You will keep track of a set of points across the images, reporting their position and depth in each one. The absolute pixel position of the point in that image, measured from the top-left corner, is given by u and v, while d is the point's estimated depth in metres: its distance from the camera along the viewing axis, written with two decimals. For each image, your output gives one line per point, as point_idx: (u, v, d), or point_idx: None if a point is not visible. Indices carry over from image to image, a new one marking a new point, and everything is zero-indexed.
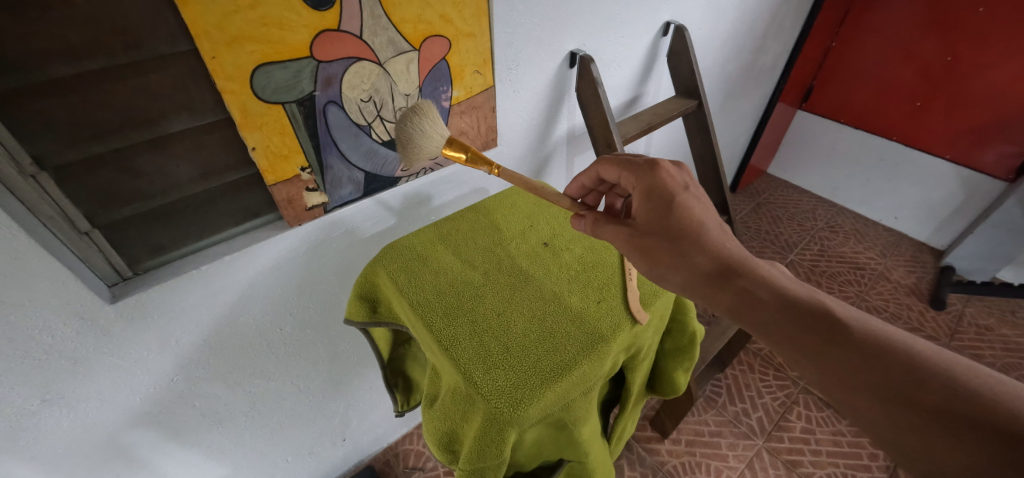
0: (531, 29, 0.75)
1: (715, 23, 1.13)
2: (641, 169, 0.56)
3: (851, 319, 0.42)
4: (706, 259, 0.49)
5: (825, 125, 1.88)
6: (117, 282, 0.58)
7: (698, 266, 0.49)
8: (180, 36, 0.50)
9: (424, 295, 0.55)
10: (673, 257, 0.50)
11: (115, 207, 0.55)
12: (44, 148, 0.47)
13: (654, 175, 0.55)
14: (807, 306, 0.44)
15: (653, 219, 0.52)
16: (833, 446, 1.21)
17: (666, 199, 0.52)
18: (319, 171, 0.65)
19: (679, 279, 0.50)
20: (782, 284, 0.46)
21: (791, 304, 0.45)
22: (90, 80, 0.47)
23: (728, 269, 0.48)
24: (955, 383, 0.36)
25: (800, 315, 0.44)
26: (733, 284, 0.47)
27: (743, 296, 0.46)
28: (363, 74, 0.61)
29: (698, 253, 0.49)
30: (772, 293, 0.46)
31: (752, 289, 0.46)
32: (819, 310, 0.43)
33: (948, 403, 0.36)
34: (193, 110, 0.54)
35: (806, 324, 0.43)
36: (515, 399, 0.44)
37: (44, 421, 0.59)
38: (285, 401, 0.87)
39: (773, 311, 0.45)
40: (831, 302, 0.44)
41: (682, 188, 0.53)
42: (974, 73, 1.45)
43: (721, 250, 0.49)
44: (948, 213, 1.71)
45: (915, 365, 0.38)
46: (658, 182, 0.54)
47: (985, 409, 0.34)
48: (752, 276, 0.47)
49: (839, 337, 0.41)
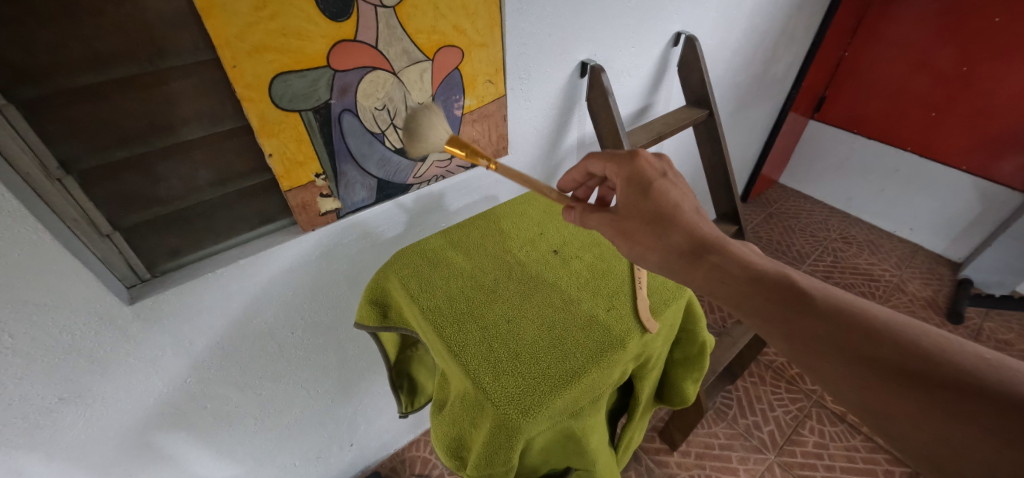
0: (542, 39, 0.76)
1: (727, 33, 1.14)
2: (622, 159, 0.57)
3: (818, 291, 0.42)
4: (682, 237, 0.49)
5: (838, 135, 1.86)
6: (135, 284, 0.60)
7: (676, 245, 0.48)
8: (203, 47, 0.52)
9: (434, 300, 0.55)
10: (652, 236, 0.50)
11: (136, 211, 0.56)
12: (70, 153, 0.49)
13: (633, 164, 0.56)
14: (775, 280, 0.43)
15: (631, 203, 0.53)
16: (847, 462, 1.18)
17: (643, 186, 0.54)
18: (332, 177, 0.66)
19: (654, 256, 0.50)
20: (753, 260, 0.46)
21: (758, 278, 0.44)
22: (115, 87, 0.49)
23: (700, 247, 0.48)
24: (912, 342, 0.36)
25: (768, 288, 0.43)
26: (701, 258, 0.47)
27: (715, 268, 0.46)
28: (377, 83, 0.62)
29: (675, 231, 0.49)
30: (741, 265, 0.45)
31: (723, 264, 0.46)
32: (786, 284, 0.43)
33: (906, 366, 0.35)
34: (214, 117, 0.56)
35: (774, 296, 0.42)
36: (524, 407, 0.44)
37: (61, 418, 0.60)
38: (294, 404, 0.88)
39: (743, 285, 0.44)
40: (799, 276, 0.43)
41: (658, 175, 0.55)
42: (991, 82, 1.42)
43: (690, 230, 0.49)
44: (967, 224, 1.68)
45: (873, 329, 0.38)
46: (637, 170, 0.55)
47: (937, 365, 0.35)
48: (722, 253, 0.46)
49: (802, 306, 0.41)
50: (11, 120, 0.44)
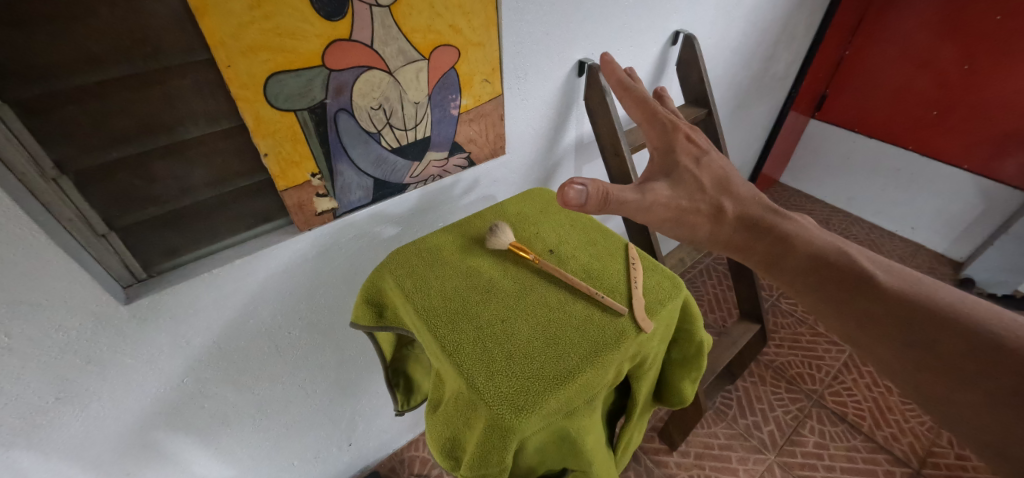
0: (539, 38, 0.76)
1: (726, 32, 1.14)
2: (663, 128, 0.62)
3: (883, 276, 0.49)
4: (741, 212, 0.58)
5: (839, 134, 1.86)
6: (131, 284, 0.60)
7: (738, 219, 0.57)
8: (198, 47, 0.52)
9: (429, 300, 0.55)
10: (718, 210, 0.57)
11: (131, 211, 0.56)
12: (64, 153, 0.49)
13: (674, 137, 0.61)
14: (840, 263, 0.52)
15: (687, 174, 0.58)
16: (847, 462, 1.18)
17: (693, 159, 0.60)
18: (328, 177, 0.66)
19: (710, 230, 0.57)
20: (817, 241, 0.54)
21: (819, 259, 0.53)
22: (111, 88, 0.49)
23: (764, 225, 0.56)
24: (970, 325, 0.43)
25: (834, 273, 0.51)
26: (761, 235, 0.56)
27: (777, 247, 0.55)
28: (373, 82, 0.62)
29: (735, 206, 0.58)
30: (804, 247, 0.54)
31: (788, 242, 0.55)
32: (848, 265, 0.51)
33: (958, 346, 0.43)
34: (209, 117, 0.56)
35: (837, 279, 0.51)
36: (517, 406, 0.44)
37: (58, 418, 0.60)
38: (291, 404, 0.88)
39: (803, 263, 0.53)
40: (865, 261, 0.51)
41: (701, 149, 0.61)
42: (992, 81, 1.41)
43: (743, 209, 0.58)
44: (968, 223, 1.67)
45: (933, 312, 0.45)
46: (676, 142, 0.61)
47: (989, 344, 0.42)
48: (783, 233, 0.55)
49: (862, 289, 0.49)
50: (8, 122, 0.44)
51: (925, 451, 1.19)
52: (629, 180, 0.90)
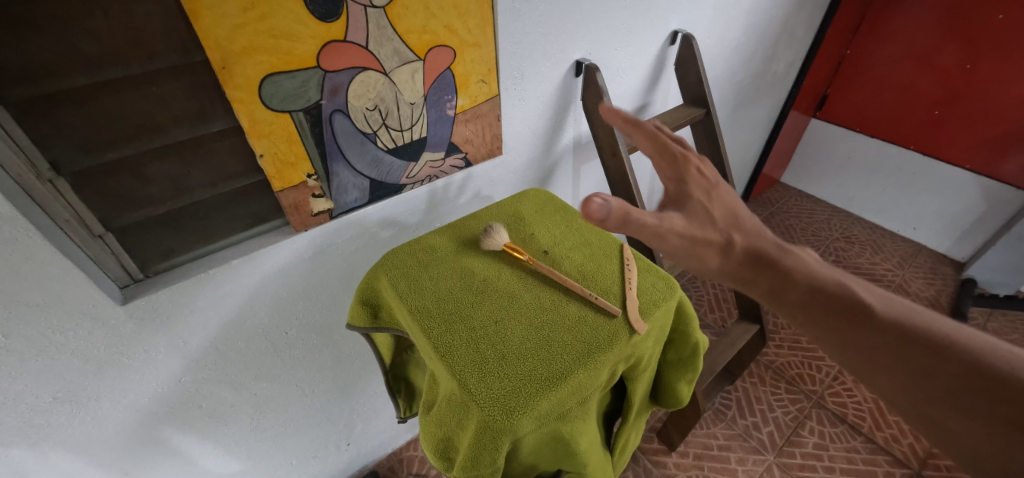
0: (535, 39, 0.76)
1: (725, 31, 1.13)
2: (669, 153, 0.53)
3: (889, 310, 0.42)
4: (745, 242, 0.47)
5: (840, 133, 1.85)
6: (128, 284, 0.60)
7: (745, 250, 0.47)
8: (193, 48, 0.52)
9: (423, 301, 0.55)
10: (722, 240, 0.47)
11: (127, 212, 0.57)
12: (61, 155, 0.49)
13: (682, 164, 0.52)
14: (840, 294, 0.44)
15: (697, 207, 0.49)
16: (847, 463, 1.17)
17: (703, 190, 0.50)
18: (324, 178, 0.66)
19: (718, 264, 0.46)
20: (815, 271, 0.46)
21: (821, 290, 0.44)
22: (107, 89, 0.49)
23: (767, 254, 0.46)
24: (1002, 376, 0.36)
25: (835, 306, 0.43)
26: (770, 273, 0.45)
27: (778, 278, 0.45)
28: (368, 83, 0.62)
29: (741, 236, 0.48)
30: (804, 278, 0.45)
31: (790, 273, 0.45)
32: (849, 297, 0.43)
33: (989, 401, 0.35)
34: (204, 118, 0.56)
35: (840, 313, 0.42)
36: (508, 408, 0.44)
37: (56, 418, 0.61)
38: (289, 404, 0.88)
39: (804, 296, 0.44)
40: (867, 293, 0.43)
41: (709, 180, 0.51)
42: (995, 80, 1.40)
43: (752, 240, 0.47)
44: (971, 223, 1.66)
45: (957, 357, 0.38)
46: (685, 170, 0.51)
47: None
48: (790, 266, 0.45)
49: (868, 325, 0.41)
50: (9, 130, 0.45)
51: (926, 452, 1.18)
52: (626, 180, 0.90)
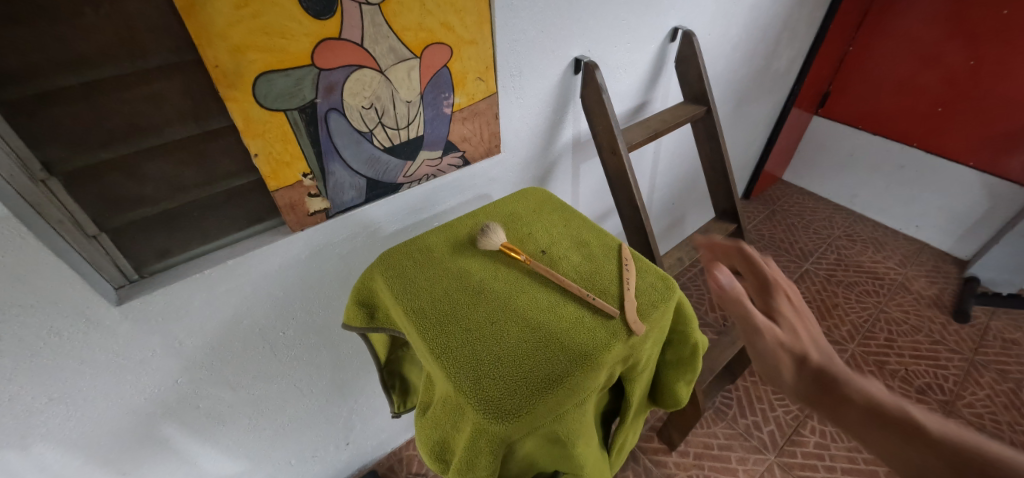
0: (533, 36, 0.75)
1: (726, 28, 1.12)
2: (755, 267, 0.55)
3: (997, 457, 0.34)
4: (816, 364, 0.46)
5: (842, 131, 1.84)
6: (123, 285, 0.59)
7: (810, 368, 0.46)
8: (185, 46, 0.51)
9: (418, 302, 0.55)
10: (788, 359, 0.47)
11: (122, 212, 0.56)
12: (53, 155, 0.49)
13: (761, 274, 0.55)
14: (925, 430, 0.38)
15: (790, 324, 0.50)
16: (848, 463, 1.17)
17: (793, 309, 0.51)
18: (320, 177, 0.66)
19: (792, 378, 0.46)
20: (876, 395, 0.42)
21: (881, 417, 0.40)
22: (99, 88, 0.49)
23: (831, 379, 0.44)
24: None
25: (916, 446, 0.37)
26: (841, 400, 0.42)
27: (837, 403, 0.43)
28: (364, 81, 0.61)
29: (814, 355, 0.47)
30: (866, 402, 0.41)
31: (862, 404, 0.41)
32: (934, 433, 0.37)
33: None
34: (198, 117, 0.56)
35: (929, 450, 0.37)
36: (504, 411, 0.44)
37: (51, 418, 0.60)
38: (288, 404, 0.88)
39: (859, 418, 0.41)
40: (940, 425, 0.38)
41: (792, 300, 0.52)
42: (1000, 76, 1.39)
43: (830, 363, 0.46)
44: (974, 221, 1.65)
45: None
46: (767, 282, 0.54)
47: None
48: (862, 394, 0.42)
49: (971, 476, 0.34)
50: (8, 139, 0.45)
51: None
52: (626, 179, 0.89)
